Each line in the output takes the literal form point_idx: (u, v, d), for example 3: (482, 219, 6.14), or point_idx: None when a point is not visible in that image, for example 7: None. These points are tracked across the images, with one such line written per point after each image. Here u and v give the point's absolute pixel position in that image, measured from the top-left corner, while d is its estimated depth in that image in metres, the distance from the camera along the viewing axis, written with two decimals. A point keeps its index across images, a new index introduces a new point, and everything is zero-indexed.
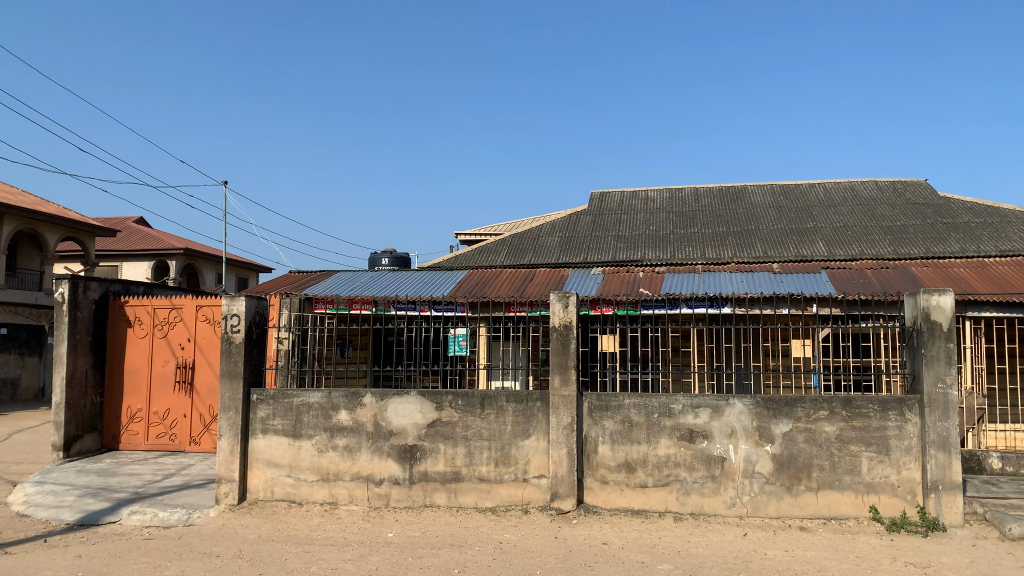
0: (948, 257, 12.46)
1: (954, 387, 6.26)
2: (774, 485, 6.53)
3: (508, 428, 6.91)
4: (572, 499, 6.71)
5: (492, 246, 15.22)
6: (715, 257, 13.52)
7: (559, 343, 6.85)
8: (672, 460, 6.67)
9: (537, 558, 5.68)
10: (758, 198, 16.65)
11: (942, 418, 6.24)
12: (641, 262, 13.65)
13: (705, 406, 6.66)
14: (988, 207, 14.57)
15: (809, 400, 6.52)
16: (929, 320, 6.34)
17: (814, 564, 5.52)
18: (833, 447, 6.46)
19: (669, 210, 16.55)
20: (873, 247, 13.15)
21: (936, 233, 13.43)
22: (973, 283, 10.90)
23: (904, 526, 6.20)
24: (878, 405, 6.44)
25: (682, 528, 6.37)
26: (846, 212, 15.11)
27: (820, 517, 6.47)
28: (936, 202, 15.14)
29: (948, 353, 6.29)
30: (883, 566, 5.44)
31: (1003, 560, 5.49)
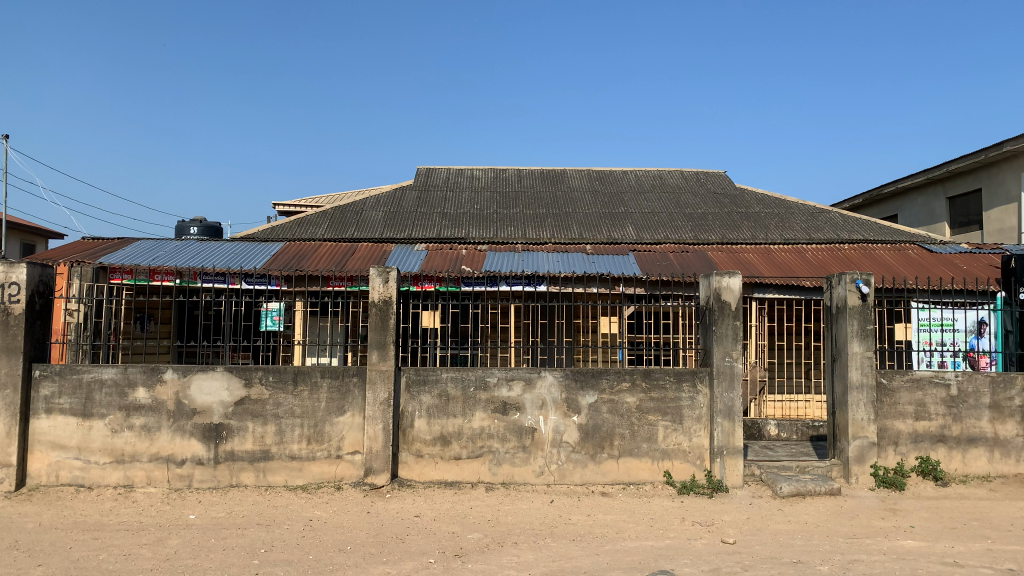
0: (741, 243, 13.59)
1: (739, 360, 6.88)
2: (579, 453, 6.87)
3: (321, 406, 6.78)
4: (385, 474, 6.70)
5: (312, 218, 14.74)
6: (535, 236, 13.91)
7: (378, 319, 6.78)
8: (486, 432, 6.84)
9: (348, 534, 5.64)
10: (576, 182, 17.32)
11: (728, 388, 6.83)
12: (464, 240, 13.77)
13: (518, 379, 6.87)
14: (776, 199, 16.03)
15: (612, 372, 6.91)
16: (720, 300, 6.91)
17: (613, 527, 5.88)
18: (633, 417, 6.90)
19: (492, 190, 16.80)
20: (677, 232, 14.08)
21: (732, 221, 14.60)
22: (760, 266, 11.98)
23: (693, 488, 6.73)
24: (674, 377, 6.95)
25: (493, 498, 6.55)
26: (654, 199, 16.07)
27: (620, 482, 6.89)
28: (733, 193, 16.45)
29: (735, 329, 6.89)
30: (674, 526, 5.89)
31: (773, 515, 6.14)
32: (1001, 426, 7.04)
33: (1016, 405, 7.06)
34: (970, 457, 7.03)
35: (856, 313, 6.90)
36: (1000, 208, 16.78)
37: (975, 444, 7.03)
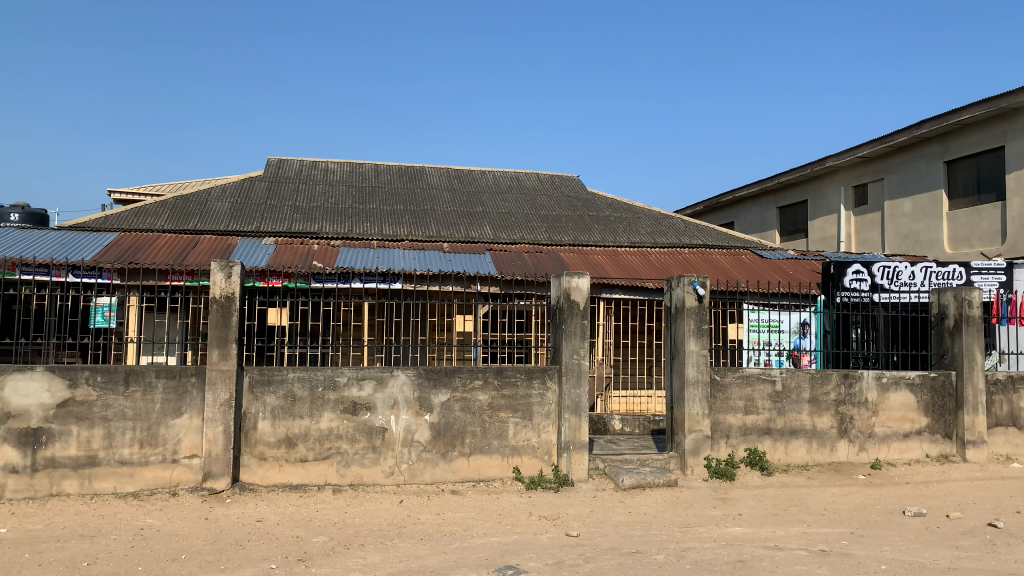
0: (592, 245, 14.05)
1: (586, 358, 7.11)
2: (430, 452, 6.86)
3: (155, 407, 6.39)
4: (226, 478, 6.41)
5: (152, 208, 13.86)
6: (390, 233, 13.74)
7: (219, 317, 6.47)
8: (334, 433, 6.69)
9: (182, 542, 5.35)
10: (434, 180, 17.27)
11: (575, 385, 7.06)
12: (316, 235, 13.40)
13: (369, 378, 6.77)
14: (626, 203, 16.68)
15: (465, 371, 6.94)
16: (570, 299, 7.10)
17: (462, 525, 5.91)
18: (485, 415, 6.96)
19: (347, 184, 16.45)
20: (531, 233, 14.35)
21: (584, 224, 15.05)
22: (608, 268, 12.43)
23: (541, 483, 6.88)
24: (525, 374, 7.07)
25: (340, 500, 6.41)
26: (510, 200, 16.30)
27: (470, 480, 6.93)
28: (585, 196, 16.96)
29: (583, 328, 7.11)
30: (521, 521, 6.00)
31: (615, 508, 6.38)
32: (818, 418, 7.66)
33: (831, 400, 7.69)
34: (791, 447, 7.60)
35: (693, 313, 7.31)
36: (823, 218, 18.29)
37: (796, 436, 7.61)
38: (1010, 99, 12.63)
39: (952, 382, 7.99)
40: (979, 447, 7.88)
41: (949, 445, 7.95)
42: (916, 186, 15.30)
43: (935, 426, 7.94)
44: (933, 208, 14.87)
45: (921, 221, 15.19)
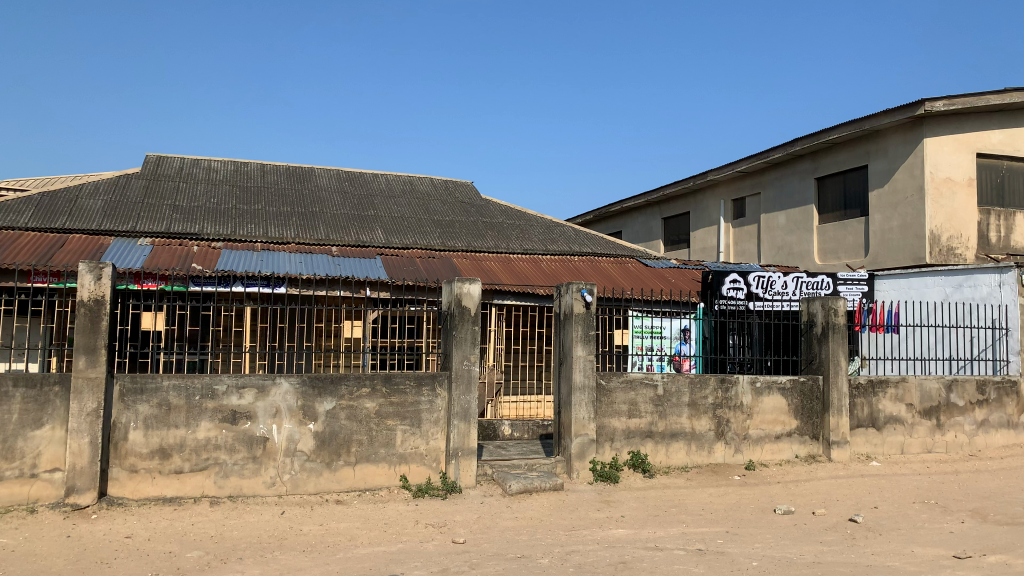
0: (484, 251, 14.10)
1: (476, 364, 7.13)
2: (314, 462, 6.68)
3: (13, 419, 5.96)
4: (92, 492, 6.03)
5: (14, 204, 12.94)
6: (277, 236, 13.35)
7: (86, 321, 6.09)
8: (212, 443, 6.42)
9: (40, 562, 4.99)
10: (323, 182, 16.91)
11: (465, 392, 7.06)
12: (198, 236, 12.85)
13: (251, 386, 6.54)
14: (517, 210, 16.84)
15: (352, 378, 6.81)
16: (460, 305, 7.09)
17: (346, 535, 5.79)
18: (372, 423, 6.85)
19: (231, 184, 15.88)
20: (423, 238, 14.26)
21: (476, 230, 15.09)
22: (499, 274, 12.52)
23: (428, 491, 6.83)
24: (413, 381, 7.01)
25: (218, 513, 6.15)
26: (402, 204, 16.15)
27: (355, 489, 6.80)
28: (478, 202, 17.02)
29: (473, 335, 7.12)
30: (407, 530, 5.93)
31: (502, 513, 6.41)
32: (697, 421, 7.95)
33: (709, 403, 8.01)
34: (672, 450, 7.86)
35: (581, 320, 7.45)
36: (704, 229, 19.06)
37: (676, 439, 7.87)
38: (872, 122, 13.56)
39: (819, 386, 8.48)
40: (842, 446, 8.40)
41: (816, 446, 8.43)
42: (789, 201, 16.19)
43: (804, 427, 8.39)
44: (804, 222, 15.76)
45: (794, 234, 16.07)
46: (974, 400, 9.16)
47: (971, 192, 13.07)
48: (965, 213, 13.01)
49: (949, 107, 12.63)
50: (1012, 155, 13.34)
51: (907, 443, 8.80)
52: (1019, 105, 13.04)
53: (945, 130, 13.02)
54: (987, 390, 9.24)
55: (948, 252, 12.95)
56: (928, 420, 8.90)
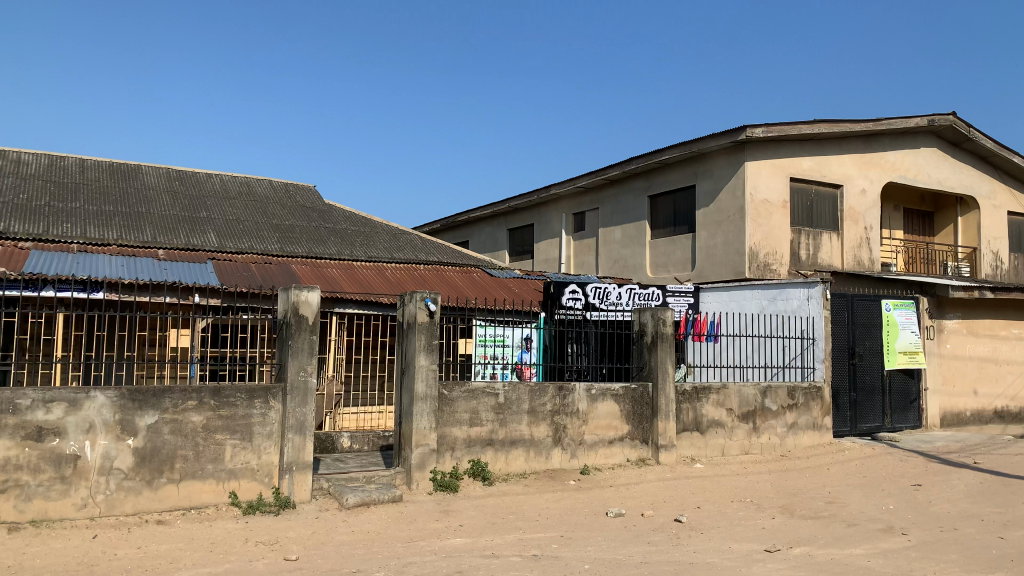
0: (325, 257, 13.74)
1: (313, 375, 6.93)
2: (132, 480, 6.21)
3: None
4: None
5: None
6: (96, 237, 12.36)
7: None
8: (13, 463, 5.83)
9: None
10: (151, 180, 15.86)
11: (300, 403, 6.85)
12: (3, 234, 11.67)
13: (59, 401, 6.00)
14: (361, 217, 16.56)
15: (177, 391, 6.41)
16: (297, 314, 6.86)
17: (168, 557, 5.43)
18: (198, 437, 6.48)
19: (44, 179, 14.55)
20: (261, 242, 13.70)
21: (317, 236, 14.68)
22: (341, 282, 12.25)
23: (259, 507, 6.53)
24: (245, 393, 6.71)
25: (18, 540, 5.58)
26: (239, 206, 15.45)
27: (179, 508, 6.38)
28: (320, 207, 16.58)
29: (310, 344, 6.92)
30: (236, 549, 5.64)
31: (338, 527, 6.23)
32: (536, 428, 8.12)
33: (547, 410, 8.20)
34: (511, 457, 7.96)
35: (424, 329, 7.42)
36: (547, 241, 19.57)
37: (515, 446, 7.99)
38: (700, 145, 14.48)
39: (648, 392, 8.91)
40: (670, 450, 8.86)
41: (645, 450, 8.83)
42: (625, 216, 16.93)
43: (634, 432, 8.78)
44: (638, 236, 16.53)
45: (629, 248, 16.82)
46: (785, 404, 9.95)
47: (785, 213, 14.23)
48: (779, 232, 14.15)
49: (767, 134, 13.72)
50: (820, 180, 14.62)
51: (727, 446, 9.40)
52: (825, 135, 14.36)
53: (763, 155, 14.11)
54: (796, 395, 10.06)
55: (765, 268, 14.01)
56: (746, 424, 9.56)
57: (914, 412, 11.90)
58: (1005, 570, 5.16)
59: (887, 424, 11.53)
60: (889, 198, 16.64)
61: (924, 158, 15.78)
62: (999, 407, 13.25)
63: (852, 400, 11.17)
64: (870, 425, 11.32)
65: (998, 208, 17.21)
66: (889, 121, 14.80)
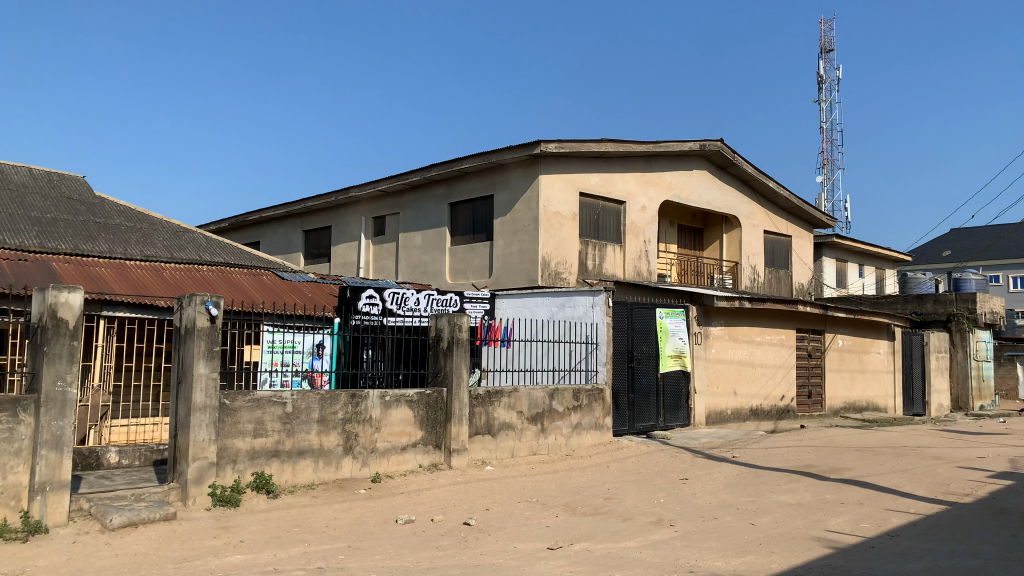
0: (94, 256, 12.54)
1: (73, 385, 6.30)
2: None
3: None
4: None
5: None
6: None
7: None
8: None
9: None
10: None
11: (57, 417, 6.18)
12: None
13: None
14: (139, 212, 15.30)
15: None
16: (55, 317, 6.20)
17: None
18: None
19: None
20: (16, 237, 12.23)
21: (85, 232, 13.37)
22: (111, 282, 11.24)
23: (2, 534, 5.78)
24: None
25: None
26: None
27: None
28: (89, 200, 15.10)
29: (70, 350, 6.26)
30: None
31: (99, 552, 5.67)
32: (325, 437, 7.89)
33: (338, 418, 8.01)
34: (299, 468, 7.68)
35: (204, 334, 7.00)
36: (344, 244, 19.18)
37: (303, 456, 7.71)
38: (497, 156, 14.90)
39: (443, 398, 8.98)
40: (461, 454, 8.98)
41: (438, 455, 8.87)
42: (424, 222, 17.00)
43: (428, 437, 8.79)
44: (437, 242, 16.66)
45: (428, 254, 16.89)
46: (571, 406, 10.43)
47: (575, 225, 14.96)
48: (569, 243, 14.85)
49: (559, 149, 14.41)
50: (607, 196, 15.53)
51: (516, 448, 9.68)
52: (612, 154, 15.30)
53: (555, 169, 14.78)
54: (581, 397, 10.60)
55: (556, 276, 14.65)
56: (534, 426, 9.90)
57: (684, 411, 12.96)
58: (754, 553, 5.74)
59: (660, 422, 12.46)
60: (666, 214, 18.03)
61: (696, 179, 17.26)
62: (754, 406, 14.75)
63: (631, 401, 11.94)
64: (646, 424, 12.15)
65: (756, 228, 19.21)
66: (667, 144, 16.07)
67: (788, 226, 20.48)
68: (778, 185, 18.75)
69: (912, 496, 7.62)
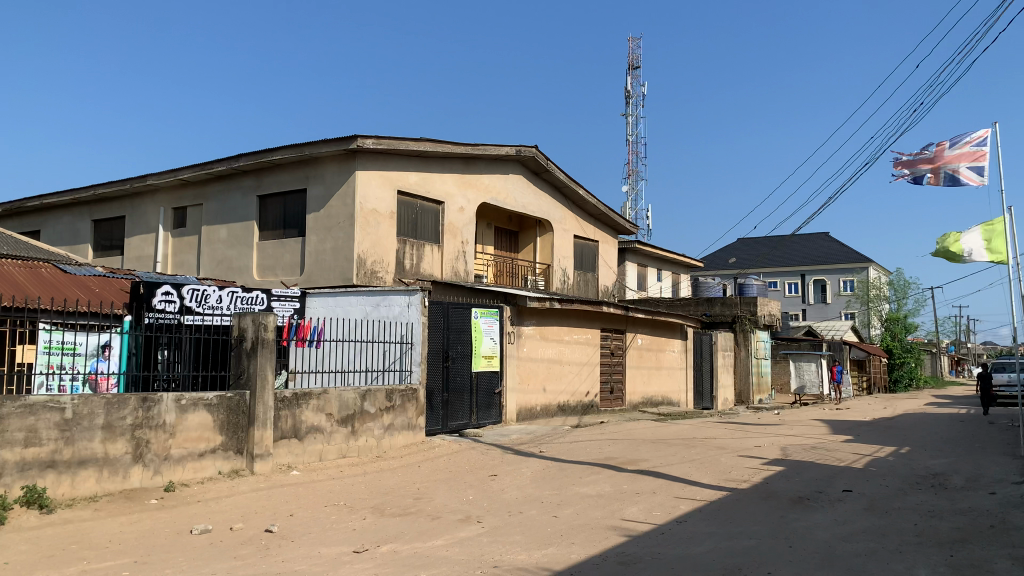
0: None
1: None
2: None
3: None
4: None
5: None
6: None
7: None
8: None
9: None
10: None
11: None
12: None
13: None
14: None
15: None
16: None
17: None
18: None
19: None
20: None
21: None
22: None
23: None
24: None
25: None
26: None
27: None
28: None
29: None
30: None
31: None
32: (111, 445, 7.28)
33: (127, 424, 7.42)
34: (79, 479, 7.01)
35: None
36: (140, 237, 17.80)
37: (85, 466, 7.07)
38: (311, 149, 14.52)
39: (245, 401, 8.56)
40: (265, 459, 8.60)
41: (239, 460, 8.44)
42: (231, 215, 16.16)
43: (228, 443, 8.33)
44: (244, 237, 15.88)
45: (234, 249, 16.06)
46: (383, 407, 10.32)
47: (391, 223, 14.82)
48: (386, 241, 14.69)
49: (376, 145, 14.28)
50: (424, 195, 15.51)
51: (325, 451, 9.42)
52: (430, 153, 15.34)
53: (373, 166, 14.58)
54: (394, 397, 10.51)
55: (371, 275, 14.44)
56: (344, 428, 9.69)
57: (495, 409, 13.22)
58: (556, 544, 5.96)
59: (472, 420, 12.62)
60: (483, 216, 18.31)
61: (512, 183, 17.68)
62: (561, 402, 15.34)
63: (444, 400, 12.01)
64: (458, 423, 12.28)
65: (567, 232, 20.01)
66: (483, 147, 16.35)
67: (596, 231, 21.52)
68: (588, 192, 19.65)
69: (698, 483, 8.25)
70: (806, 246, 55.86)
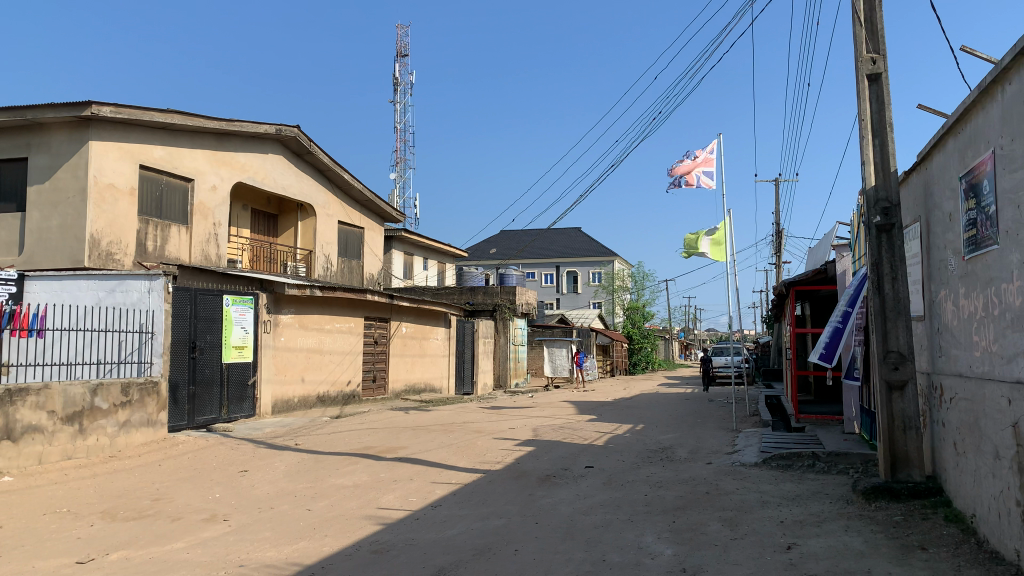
0: None
1: None
2: None
3: None
4: None
5: None
6: None
7: None
8: None
9: None
10: None
11: None
12: None
13: None
14: None
15: None
16: None
17: None
18: None
19: None
20: None
21: None
22: None
23: None
24: None
25: None
26: None
27: None
28: None
29: None
30: None
31: None
32: None
33: None
34: None
35: None
36: None
37: None
38: (33, 113, 12.85)
39: None
40: None
41: None
42: None
43: None
44: None
45: None
46: (117, 402, 9.41)
47: (132, 201, 13.54)
48: (125, 221, 13.40)
49: (114, 114, 12.96)
50: (171, 172, 14.31)
51: (45, 453, 8.40)
52: (178, 126, 14.22)
53: (109, 136, 13.21)
54: (130, 392, 9.62)
55: (107, 257, 13.10)
56: (70, 427, 8.71)
57: (248, 402, 12.60)
58: (307, 538, 5.80)
59: (222, 414, 11.92)
60: (240, 197, 17.30)
61: (272, 164, 16.89)
62: (321, 392, 14.98)
63: (190, 394, 11.22)
64: (207, 417, 11.53)
65: (331, 218, 19.55)
66: (239, 123, 15.47)
67: (361, 218, 21.22)
68: (352, 177, 19.29)
69: (453, 467, 8.45)
70: (563, 240, 59.29)
